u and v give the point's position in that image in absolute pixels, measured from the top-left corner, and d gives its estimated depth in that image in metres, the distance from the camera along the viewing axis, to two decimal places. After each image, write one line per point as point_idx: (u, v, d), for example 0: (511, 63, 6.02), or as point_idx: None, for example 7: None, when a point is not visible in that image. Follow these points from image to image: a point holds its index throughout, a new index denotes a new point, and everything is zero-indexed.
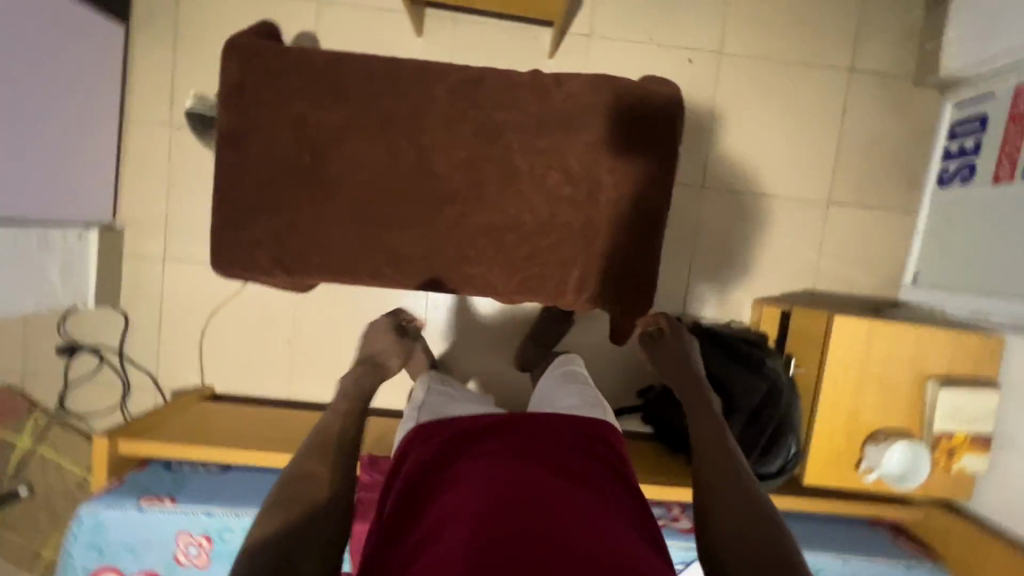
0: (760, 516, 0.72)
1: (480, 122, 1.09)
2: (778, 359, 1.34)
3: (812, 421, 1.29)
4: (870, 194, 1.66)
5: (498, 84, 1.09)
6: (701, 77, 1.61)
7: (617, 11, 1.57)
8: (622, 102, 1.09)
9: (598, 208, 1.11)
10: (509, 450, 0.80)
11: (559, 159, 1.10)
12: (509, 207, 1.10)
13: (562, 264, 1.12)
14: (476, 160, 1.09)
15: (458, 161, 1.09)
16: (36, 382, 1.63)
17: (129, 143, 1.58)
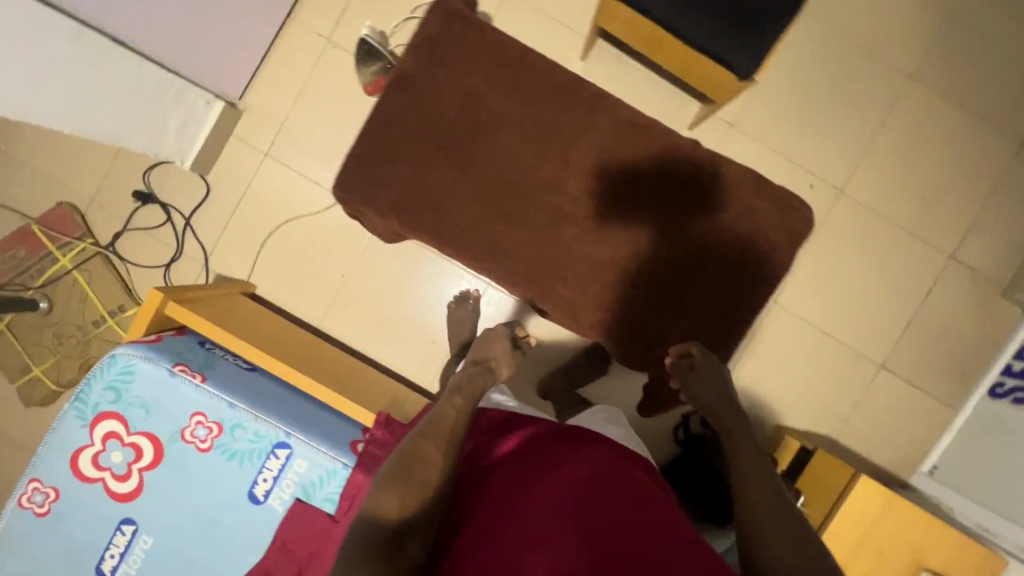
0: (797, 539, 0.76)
1: (628, 165, 1.13)
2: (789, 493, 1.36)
3: None
4: (924, 374, 1.68)
5: (659, 139, 1.14)
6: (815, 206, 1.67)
7: (764, 115, 1.64)
8: (761, 202, 1.13)
9: (699, 285, 1.14)
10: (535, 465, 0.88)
11: (684, 227, 1.14)
12: (621, 250, 1.14)
13: (643, 319, 1.15)
14: (611, 196, 1.13)
15: (593, 190, 1.14)
16: (100, 213, 1.66)
17: (284, 40, 1.64)
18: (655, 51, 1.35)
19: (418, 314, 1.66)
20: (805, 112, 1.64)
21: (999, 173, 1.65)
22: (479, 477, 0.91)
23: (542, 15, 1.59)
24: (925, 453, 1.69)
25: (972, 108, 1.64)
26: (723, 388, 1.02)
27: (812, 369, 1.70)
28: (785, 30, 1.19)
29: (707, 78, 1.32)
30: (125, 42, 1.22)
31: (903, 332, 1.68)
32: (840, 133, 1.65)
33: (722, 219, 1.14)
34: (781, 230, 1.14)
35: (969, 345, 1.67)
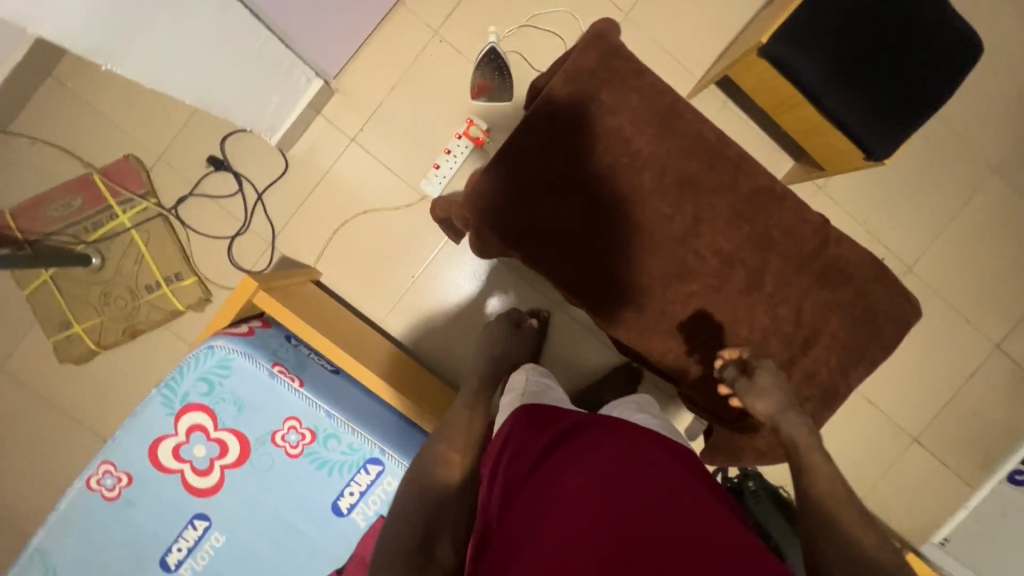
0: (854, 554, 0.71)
1: (756, 231, 1.15)
2: None
3: None
4: (951, 452, 1.77)
5: (788, 210, 1.16)
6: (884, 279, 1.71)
7: (850, 183, 1.67)
8: (876, 288, 1.16)
9: (806, 357, 1.16)
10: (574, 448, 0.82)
11: (801, 301, 1.15)
12: (733, 313, 1.15)
13: None
14: (733, 260, 1.15)
15: (718, 249, 1.15)
16: (167, 173, 1.56)
17: (390, 26, 1.57)
18: (781, 113, 1.35)
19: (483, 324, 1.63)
20: (890, 187, 1.68)
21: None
22: (515, 467, 0.84)
23: (660, 48, 1.57)
24: (938, 526, 1.78)
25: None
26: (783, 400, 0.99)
27: (851, 433, 1.76)
28: (921, 122, 1.21)
29: (830, 149, 1.32)
30: (261, 16, 1.14)
31: (941, 409, 1.76)
32: (920, 213, 1.69)
33: (835, 299, 1.16)
34: (890, 318, 1.16)
35: (997, 430, 1.76)
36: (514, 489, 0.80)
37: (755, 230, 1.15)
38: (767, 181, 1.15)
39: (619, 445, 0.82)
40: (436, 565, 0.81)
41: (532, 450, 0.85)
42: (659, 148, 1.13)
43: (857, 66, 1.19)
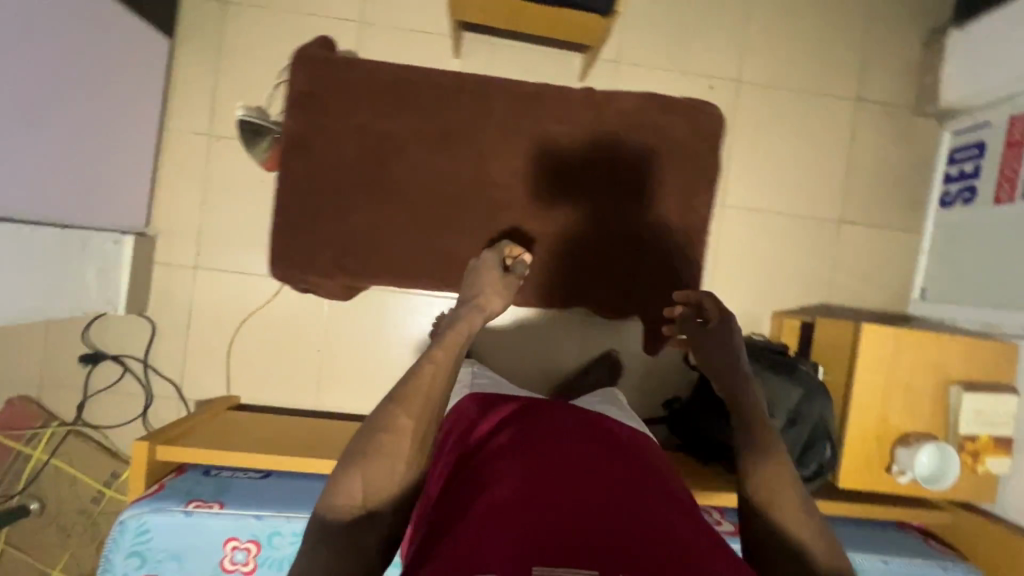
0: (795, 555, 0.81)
1: (536, 135, 1.22)
2: (809, 364, 1.38)
3: (846, 427, 1.32)
4: (879, 213, 1.75)
5: (553, 100, 1.23)
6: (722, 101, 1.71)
7: (642, 42, 1.69)
8: (664, 117, 1.25)
9: (642, 212, 1.26)
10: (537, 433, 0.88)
11: (610, 169, 1.25)
12: (561, 212, 1.25)
13: (604, 259, 1.28)
14: (533, 171, 1.22)
15: (518, 171, 1.23)
16: (54, 391, 1.58)
17: (168, 153, 1.59)
18: (518, 23, 1.37)
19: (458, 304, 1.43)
20: (674, 24, 1.70)
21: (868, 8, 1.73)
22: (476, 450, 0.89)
23: (403, 31, 1.60)
24: (909, 283, 1.76)
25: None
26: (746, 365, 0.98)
27: (781, 250, 1.75)
28: None
29: (574, 28, 1.35)
30: (22, 220, 1.20)
31: (845, 182, 1.75)
32: (715, 30, 1.71)
33: (636, 150, 1.25)
34: (688, 143, 1.26)
35: (907, 171, 1.75)
36: (472, 447, 0.91)
37: (537, 138, 1.23)
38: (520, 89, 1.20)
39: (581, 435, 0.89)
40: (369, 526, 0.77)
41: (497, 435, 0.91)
42: (414, 116, 1.18)
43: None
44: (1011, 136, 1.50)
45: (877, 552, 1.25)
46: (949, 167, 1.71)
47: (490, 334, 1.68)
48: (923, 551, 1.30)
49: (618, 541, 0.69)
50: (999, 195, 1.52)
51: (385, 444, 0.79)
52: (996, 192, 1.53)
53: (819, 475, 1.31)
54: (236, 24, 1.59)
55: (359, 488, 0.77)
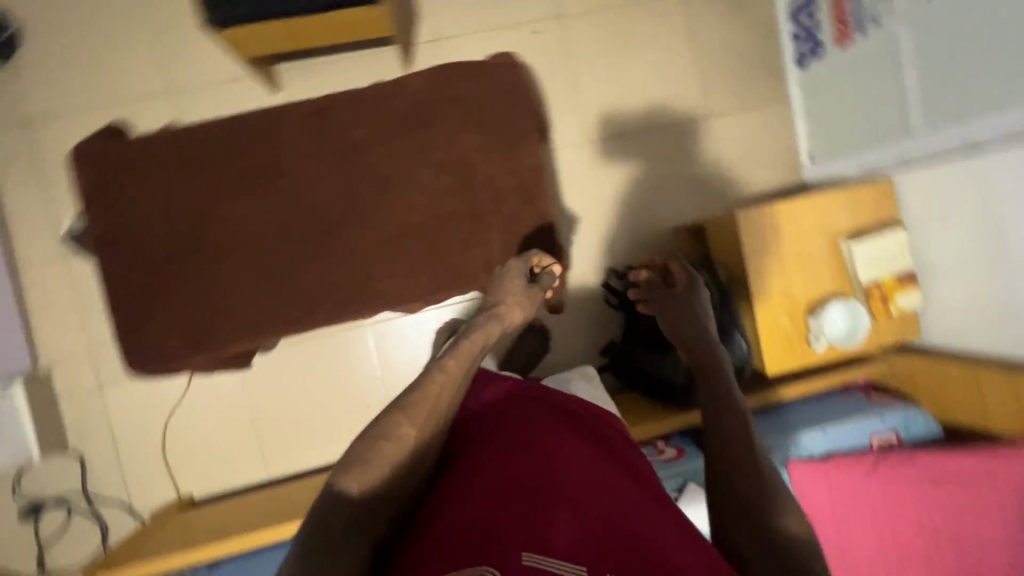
0: (765, 537, 0.81)
1: (339, 147, 1.13)
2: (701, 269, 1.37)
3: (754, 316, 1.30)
4: (743, 93, 1.73)
5: (342, 106, 1.12)
6: (552, 41, 1.67)
7: (452, 11, 1.63)
8: (463, 83, 1.13)
9: (477, 186, 1.15)
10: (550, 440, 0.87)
11: (425, 154, 1.14)
12: (396, 215, 1.14)
13: (464, 247, 1.15)
14: (350, 185, 1.13)
15: (329, 191, 1.13)
16: (9, 555, 1.55)
17: (28, 286, 1.54)
18: (303, 39, 1.32)
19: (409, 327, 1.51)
20: None
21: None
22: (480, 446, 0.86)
23: (211, 84, 1.54)
24: (795, 151, 1.74)
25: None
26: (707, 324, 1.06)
27: (661, 162, 1.71)
28: None
29: (357, 24, 1.30)
30: None
31: (698, 76, 1.71)
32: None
33: (449, 124, 1.14)
34: (498, 96, 1.15)
35: (754, 44, 1.72)
36: (465, 431, 0.90)
37: (338, 150, 1.13)
38: (306, 105, 1.12)
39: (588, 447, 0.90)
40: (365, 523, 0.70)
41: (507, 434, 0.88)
42: (210, 176, 1.12)
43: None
44: None
45: (815, 425, 1.22)
46: (791, 25, 1.68)
47: (410, 346, 1.63)
48: (861, 405, 1.27)
49: (610, 539, 0.74)
50: (840, 36, 1.49)
51: (395, 449, 0.74)
52: (836, 34, 1.50)
53: (743, 371, 1.30)
54: (44, 138, 1.53)
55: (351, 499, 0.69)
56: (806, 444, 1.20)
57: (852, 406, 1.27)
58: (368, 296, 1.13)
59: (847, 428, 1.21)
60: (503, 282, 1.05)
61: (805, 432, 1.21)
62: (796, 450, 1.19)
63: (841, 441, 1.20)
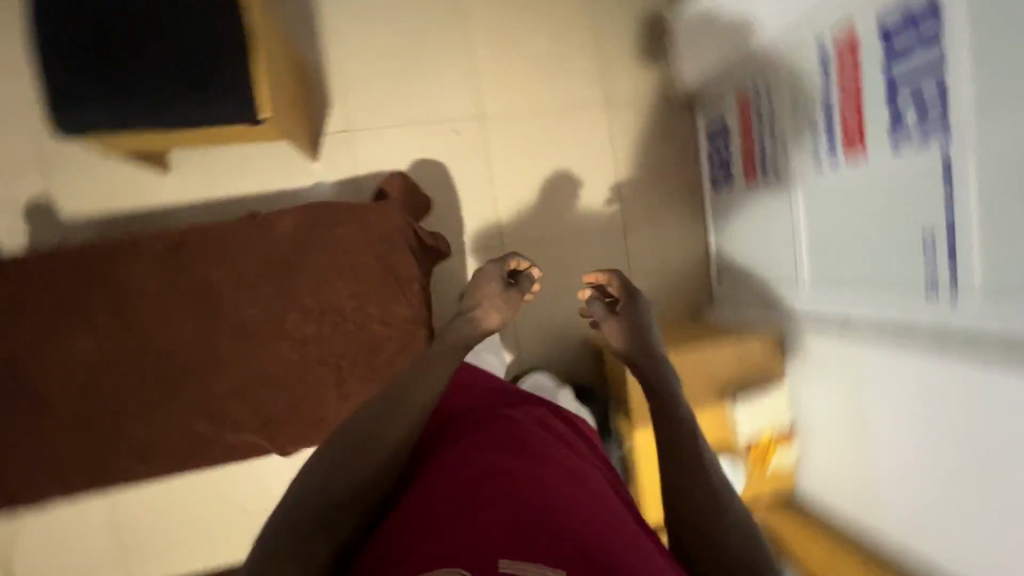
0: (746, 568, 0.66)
1: (193, 284, 1.03)
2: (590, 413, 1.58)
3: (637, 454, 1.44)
4: (660, 208, 1.73)
5: (203, 239, 1.04)
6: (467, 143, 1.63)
7: (367, 104, 1.57)
8: (342, 226, 1.08)
9: (349, 341, 1.07)
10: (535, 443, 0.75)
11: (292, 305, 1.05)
12: (252, 361, 1.04)
13: (330, 399, 1.07)
14: (202, 326, 1.03)
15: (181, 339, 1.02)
16: None
17: None
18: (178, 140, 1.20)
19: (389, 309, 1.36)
20: (397, 76, 1.59)
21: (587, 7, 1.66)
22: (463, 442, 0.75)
23: (94, 163, 1.43)
24: (706, 269, 1.74)
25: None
26: (649, 346, 0.92)
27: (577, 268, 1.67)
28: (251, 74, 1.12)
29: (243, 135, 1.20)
30: None
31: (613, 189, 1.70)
32: (440, 72, 1.61)
33: (322, 268, 1.06)
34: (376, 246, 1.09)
35: (673, 161, 1.73)
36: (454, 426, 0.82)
37: (191, 287, 1.03)
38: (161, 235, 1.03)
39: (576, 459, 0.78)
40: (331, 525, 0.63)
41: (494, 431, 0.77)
42: (35, 305, 0.99)
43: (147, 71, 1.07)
44: (743, 114, 1.46)
45: None
46: (709, 146, 1.67)
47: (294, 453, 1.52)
48: None
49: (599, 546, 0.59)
50: (746, 171, 1.48)
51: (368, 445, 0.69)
52: (743, 169, 1.49)
53: None
54: None
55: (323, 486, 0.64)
56: None
57: None
58: (215, 446, 1.04)
59: None
60: (474, 283, 0.93)
61: None
62: None
63: None
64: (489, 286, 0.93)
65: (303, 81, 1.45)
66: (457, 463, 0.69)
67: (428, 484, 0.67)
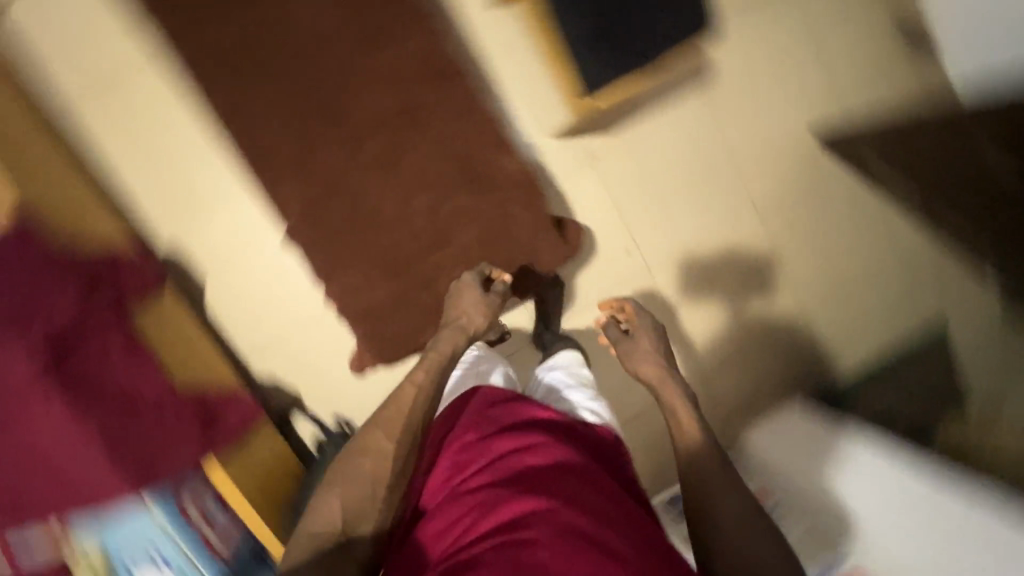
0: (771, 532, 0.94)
1: (413, 101, 1.18)
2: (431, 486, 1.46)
3: None
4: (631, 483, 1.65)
5: (456, 96, 1.20)
6: (662, 227, 1.57)
7: (623, 166, 1.54)
8: (522, 212, 1.25)
9: (434, 271, 1.23)
10: (528, 475, 0.89)
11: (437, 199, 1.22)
12: (365, 177, 1.18)
13: (358, 260, 1.20)
14: (384, 123, 1.18)
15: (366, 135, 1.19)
16: None
17: None
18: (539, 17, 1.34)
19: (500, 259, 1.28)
20: (659, 184, 1.56)
21: (796, 320, 1.72)
22: (468, 486, 0.91)
23: None
24: None
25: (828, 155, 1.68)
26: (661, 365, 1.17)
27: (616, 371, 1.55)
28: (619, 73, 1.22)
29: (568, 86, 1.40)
30: None
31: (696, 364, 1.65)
32: (698, 200, 1.59)
33: (472, 209, 1.23)
34: (514, 226, 1.26)
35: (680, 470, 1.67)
36: (453, 462, 0.99)
37: (411, 101, 1.18)
38: (443, 60, 1.19)
39: (566, 469, 0.91)
40: (354, 553, 0.89)
41: (491, 469, 0.93)
42: None
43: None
44: None
45: None
46: None
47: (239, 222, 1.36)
48: None
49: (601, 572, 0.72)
50: None
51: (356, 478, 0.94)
52: None
53: None
54: None
55: (350, 489, 0.92)
56: None
57: None
58: (275, 167, 1.15)
59: None
60: (458, 290, 1.16)
61: None
62: None
63: None
64: (464, 296, 1.15)
65: (620, 103, 1.47)
66: (462, 513, 0.86)
67: (448, 526, 0.85)
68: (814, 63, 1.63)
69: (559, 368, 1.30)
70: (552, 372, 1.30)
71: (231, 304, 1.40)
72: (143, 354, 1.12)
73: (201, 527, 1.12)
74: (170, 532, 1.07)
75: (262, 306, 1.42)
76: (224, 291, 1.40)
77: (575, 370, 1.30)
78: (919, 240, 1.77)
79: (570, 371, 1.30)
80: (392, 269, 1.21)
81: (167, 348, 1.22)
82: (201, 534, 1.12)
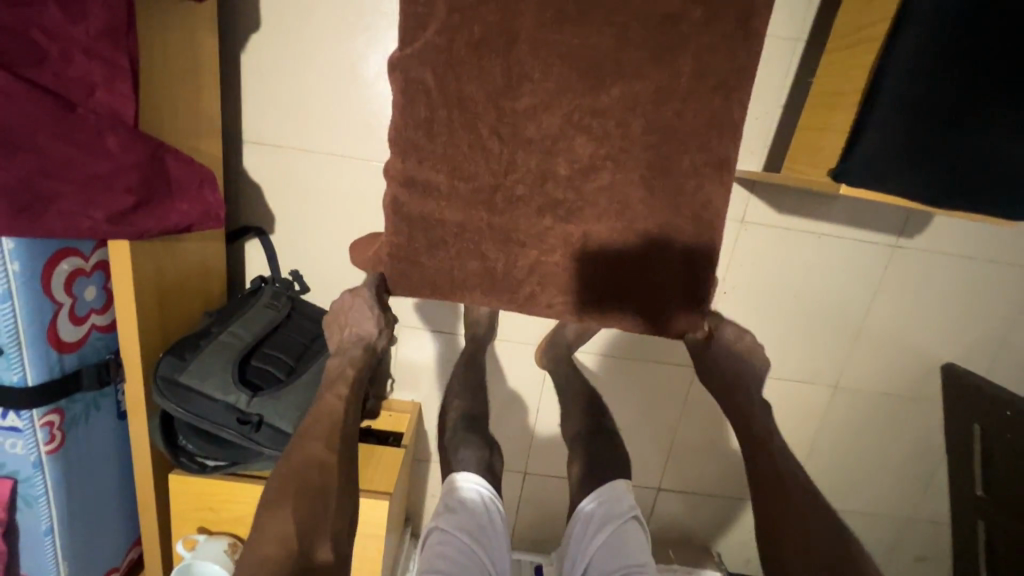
0: None
1: (669, 25, 0.77)
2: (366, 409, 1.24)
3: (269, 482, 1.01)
4: (531, 518, 1.52)
5: (725, 61, 0.78)
6: (760, 313, 1.39)
7: (755, 250, 1.32)
8: (677, 247, 0.86)
9: (529, 240, 0.85)
10: None
11: (601, 159, 0.82)
12: (540, 71, 0.79)
13: (453, 160, 0.81)
14: (612, 24, 0.77)
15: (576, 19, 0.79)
16: None
17: None
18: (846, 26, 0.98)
19: (590, 279, 0.88)
20: (769, 291, 1.37)
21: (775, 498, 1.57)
22: None
23: None
24: None
25: (954, 369, 1.44)
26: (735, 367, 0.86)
27: (657, 409, 1.46)
28: (918, 180, 0.86)
29: (831, 150, 0.96)
30: None
31: (682, 453, 1.52)
32: (789, 332, 1.41)
33: (630, 205, 0.84)
34: (659, 252, 0.86)
35: None
36: None
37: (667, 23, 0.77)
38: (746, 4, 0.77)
39: None
40: None
41: None
42: None
43: (997, 90, 0.81)
44: None
45: (66, 522, 0.89)
46: None
47: (364, 13, 1.07)
48: (101, 561, 0.99)
49: None
50: None
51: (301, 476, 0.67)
52: None
53: (204, 466, 0.98)
54: None
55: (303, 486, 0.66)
56: (33, 508, 0.86)
57: (98, 552, 0.98)
58: None
59: (62, 549, 0.90)
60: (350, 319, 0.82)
61: (61, 504, 0.88)
62: (30, 495, 0.85)
63: (44, 537, 0.88)
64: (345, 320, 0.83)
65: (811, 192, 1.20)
66: None
67: None
68: (1004, 303, 1.39)
69: (599, 541, 0.90)
70: (595, 539, 0.90)
71: (280, 85, 1.11)
72: (111, 54, 0.76)
73: (57, 302, 0.82)
74: (6, 284, 0.75)
75: (317, 113, 1.13)
76: (290, 69, 1.10)
77: (621, 541, 0.89)
78: (942, 513, 1.61)
79: (620, 536, 0.89)
80: (485, 202, 0.83)
81: (163, 130, 0.92)
82: (54, 309, 0.81)
